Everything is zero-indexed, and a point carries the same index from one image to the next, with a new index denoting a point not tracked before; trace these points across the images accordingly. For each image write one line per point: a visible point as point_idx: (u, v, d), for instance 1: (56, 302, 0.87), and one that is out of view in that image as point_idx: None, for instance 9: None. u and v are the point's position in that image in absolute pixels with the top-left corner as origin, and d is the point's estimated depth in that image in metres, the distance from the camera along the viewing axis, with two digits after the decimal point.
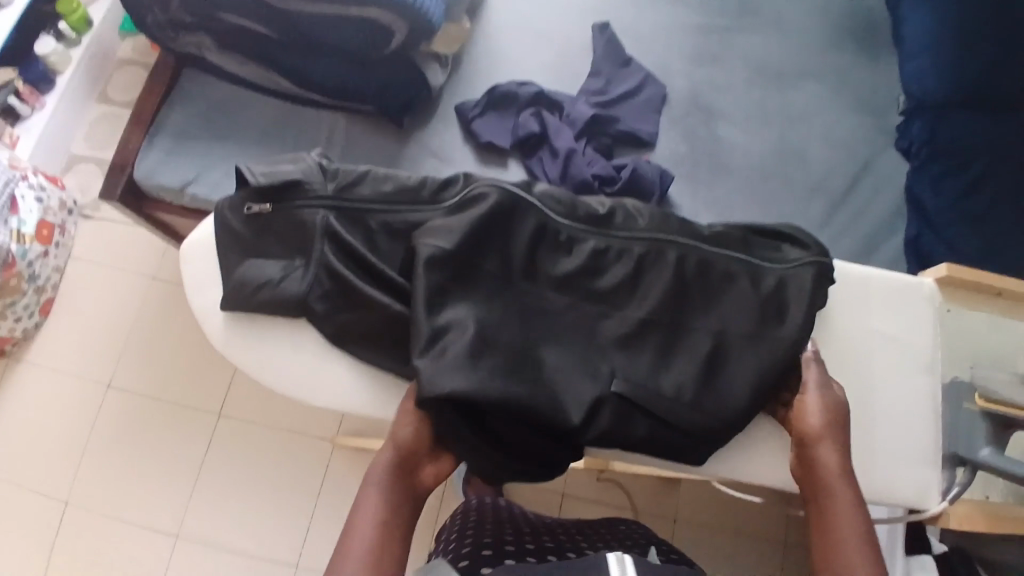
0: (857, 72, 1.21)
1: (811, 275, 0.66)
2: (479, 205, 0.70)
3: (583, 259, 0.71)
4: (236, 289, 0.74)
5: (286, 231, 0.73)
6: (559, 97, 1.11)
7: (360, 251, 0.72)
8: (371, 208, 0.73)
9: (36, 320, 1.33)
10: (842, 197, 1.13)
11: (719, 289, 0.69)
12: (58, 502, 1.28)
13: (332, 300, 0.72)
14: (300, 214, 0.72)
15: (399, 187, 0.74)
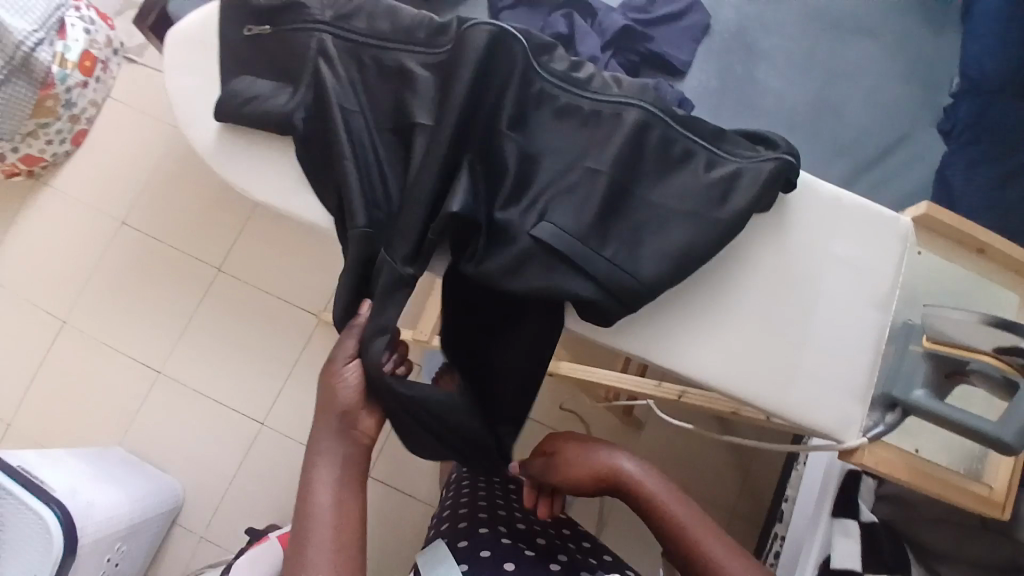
0: (920, 39, 1.13)
1: (771, 168, 0.62)
2: (468, 41, 0.63)
3: (548, 111, 0.65)
4: (227, 100, 0.68)
5: (281, 54, 0.68)
6: (595, 4, 1.07)
7: (345, 80, 0.66)
8: (359, 39, 0.67)
9: (66, 148, 1.39)
10: (868, 165, 1.08)
11: (684, 170, 0.64)
12: (58, 320, 1.36)
13: (315, 125, 0.67)
14: (294, 35, 0.68)
15: (394, 25, 0.67)
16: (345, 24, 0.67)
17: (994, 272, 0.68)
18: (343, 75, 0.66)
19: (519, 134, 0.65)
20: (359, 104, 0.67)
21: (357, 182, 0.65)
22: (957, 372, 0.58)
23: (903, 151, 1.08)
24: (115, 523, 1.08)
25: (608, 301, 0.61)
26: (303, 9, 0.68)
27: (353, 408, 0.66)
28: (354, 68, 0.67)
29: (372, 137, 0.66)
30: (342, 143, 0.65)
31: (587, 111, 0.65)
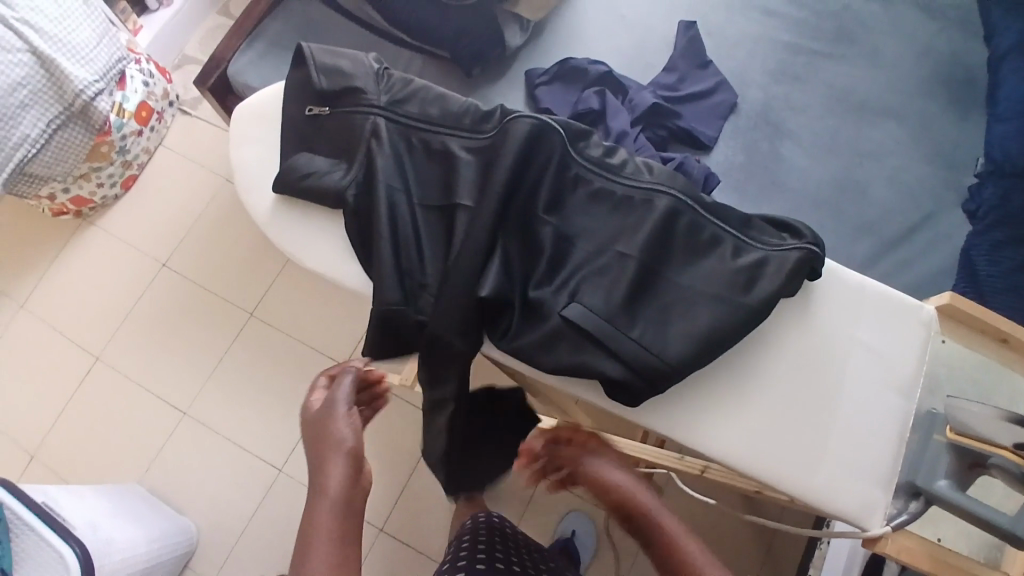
0: (944, 123, 1.15)
1: (795, 257, 0.64)
2: (512, 133, 0.68)
3: (581, 195, 0.69)
4: (286, 174, 0.73)
5: (336, 132, 0.74)
6: (626, 82, 1.13)
7: (392, 160, 0.71)
8: (411, 122, 0.72)
9: (116, 191, 1.47)
10: (892, 244, 1.08)
11: (713, 255, 0.67)
12: (92, 356, 1.41)
13: (367, 203, 0.70)
14: (351, 116, 0.73)
15: (443, 110, 0.73)
16: (399, 109, 0.72)
17: (1018, 362, 0.69)
18: (390, 153, 0.71)
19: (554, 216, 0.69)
20: (406, 181, 0.71)
21: (401, 256, 0.69)
22: (977, 464, 0.59)
23: (929, 230, 1.09)
24: (130, 564, 1.08)
25: (638, 381, 0.63)
26: (362, 94, 0.73)
27: (359, 451, 0.72)
28: (400, 147, 0.72)
29: (414, 213, 0.70)
30: (382, 218, 0.69)
31: (620, 196, 0.69)
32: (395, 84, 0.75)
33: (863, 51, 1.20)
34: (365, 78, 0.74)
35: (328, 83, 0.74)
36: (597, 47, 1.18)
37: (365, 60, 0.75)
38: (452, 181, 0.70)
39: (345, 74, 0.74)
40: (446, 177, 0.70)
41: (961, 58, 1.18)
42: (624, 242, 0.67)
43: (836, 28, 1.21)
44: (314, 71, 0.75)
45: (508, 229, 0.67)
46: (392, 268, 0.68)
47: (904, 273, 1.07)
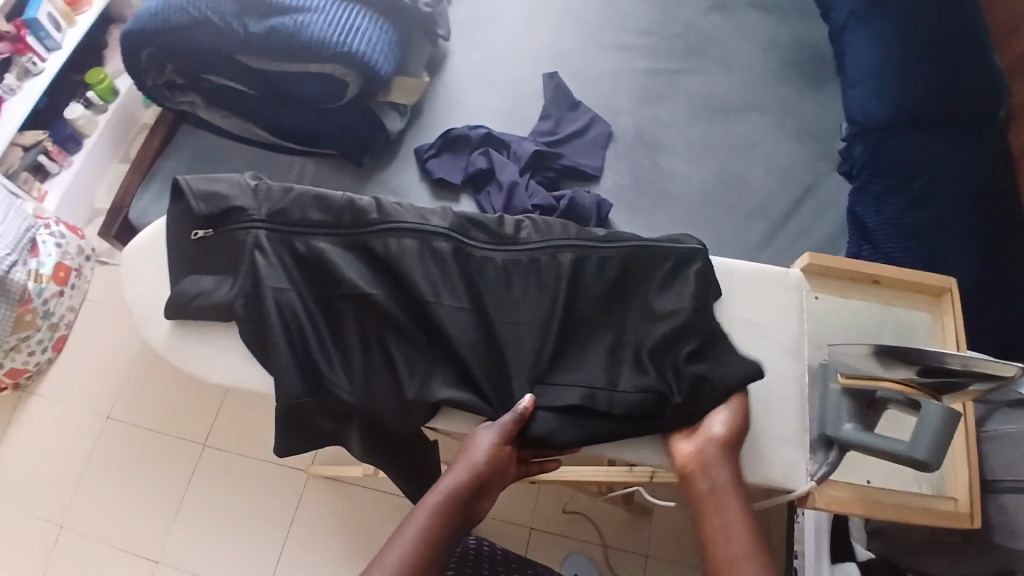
0: (798, 105, 1.27)
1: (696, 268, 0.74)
2: (401, 234, 0.75)
3: (478, 268, 0.76)
4: (176, 299, 0.78)
5: (222, 250, 0.78)
6: (507, 138, 1.21)
7: (291, 272, 0.76)
8: (297, 230, 0.76)
9: (49, 355, 1.46)
10: (783, 219, 1.16)
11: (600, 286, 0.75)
12: (53, 525, 1.36)
13: (251, 308, 0.75)
14: (233, 233, 0.77)
15: (324, 210, 0.77)
16: (282, 220, 0.77)
17: (893, 297, 0.80)
18: (275, 260, 0.75)
19: (451, 281, 0.75)
20: (303, 283, 0.76)
21: (312, 353, 0.74)
22: (871, 401, 0.66)
23: (812, 200, 1.18)
24: None
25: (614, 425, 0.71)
26: (244, 211, 0.77)
27: (485, 480, 0.67)
28: (290, 256, 0.76)
29: (317, 317, 0.75)
30: (273, 321, 0.73)
31: (523, 260, 0.76)
32: (272, 193, 0.79)
33: (712, 59, 1.32)
34: (242, 194, 0.78)
35: (209, 205, 0.77)
36: (475, 113, 1.27)
37: (240, 179, 0.80)
38: (349, 277, 0.75)
39: (224, 195, 0.78)
40: (337, 276, 0.75)
41: (797, 46, 1.33)
42: (524, 300, 0.75)
43: (683, 46, 1.34)
44: (191, 197, 0.77)
45: (417, 314, 0.75)
46: (297, 366, 0.73)
47: (803, 242, 1.14)
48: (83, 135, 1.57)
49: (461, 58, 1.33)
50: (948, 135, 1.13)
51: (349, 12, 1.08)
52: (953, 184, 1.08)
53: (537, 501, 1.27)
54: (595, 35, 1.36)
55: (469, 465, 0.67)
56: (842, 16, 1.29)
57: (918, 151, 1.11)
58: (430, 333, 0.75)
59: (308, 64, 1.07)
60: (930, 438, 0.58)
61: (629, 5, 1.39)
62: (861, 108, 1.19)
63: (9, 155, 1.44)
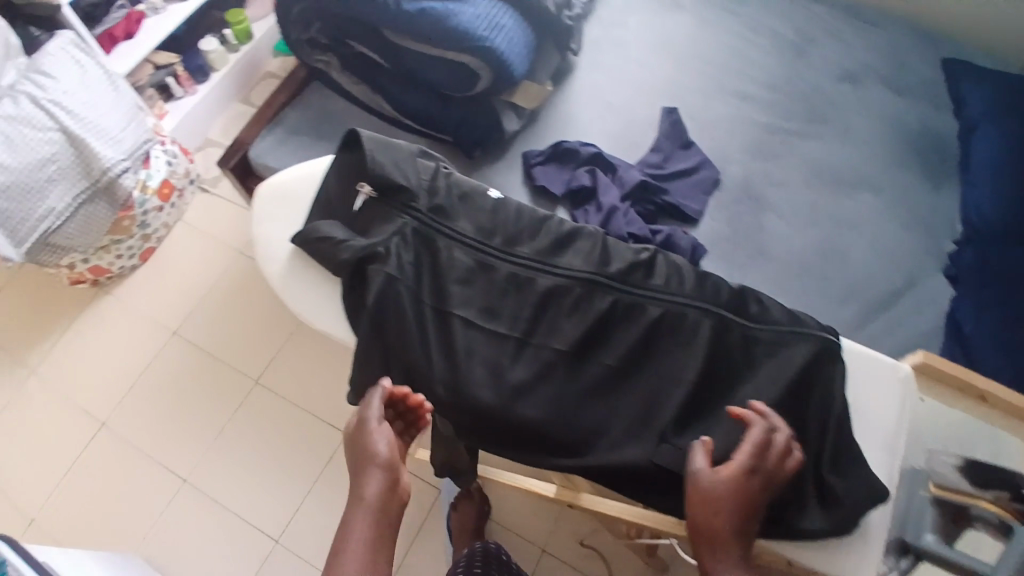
0: (914, 195, 1.23)
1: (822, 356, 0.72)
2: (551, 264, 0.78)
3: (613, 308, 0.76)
4: (308, 235, 0.81)
5: (373, 217, 0.82)
6: (615, 161, 1.21)
7: (434, 271, 0.79)
8: (451, 232, 0.80)
9: (133, 263, 1.54)
10: (878, 307, 1.14)
11: (734, 359, 0.74)
12: (97, 422, 1.43)
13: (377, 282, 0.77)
14: (391, 210, 0.81)
15: (491, 228, 0.81)
16: (433, 214, 0.81)
17: (1000, 421, 0.81)
18: (415, 254, 0.80)
19: (578, 316, 0.76)
20: (427, 274, 0.79)
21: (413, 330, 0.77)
22: (959, 516, 0.68)
23: (909, 294, 1.15)
24: None
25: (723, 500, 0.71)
26: (408, 195, 0.81)
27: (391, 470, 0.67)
28: (436, 254, 0.80)
29: (449, 320, 0.77)
30: (404, 307, 0.77)
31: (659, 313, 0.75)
32: (435, 187, 0.84)
33: (835, 128, 1.29)
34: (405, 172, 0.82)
35: (380, 176, 0.81)
36: (589, 130, 1.28)
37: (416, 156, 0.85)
38: (479, 286, 0.79)
39: (391, 171, 0.82)
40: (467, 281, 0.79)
41: (924, 134, 1.28)
42: (640, 347, 0.75)
43: (807, 109, 1.30)
44: (372, 160, 0.81)
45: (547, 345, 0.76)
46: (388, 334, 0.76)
47: (893, 335, 1.11)
48: (212, 68, 1.63)
49: (586, 73, 1.33)
50: None
51: (498, 9, 1.08)
52: None
53: (558, 522, 1.26)
54: (719, 79, 1.32)
55: (361, 507, 0.64)
56: (974, 115, 1.24)
57: None
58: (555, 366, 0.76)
59: (446, 51, 1.08)
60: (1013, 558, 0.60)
61: (760, 56, 1.36)
62: (977, 213, 1.15)
63: (140, 70, 1.53)
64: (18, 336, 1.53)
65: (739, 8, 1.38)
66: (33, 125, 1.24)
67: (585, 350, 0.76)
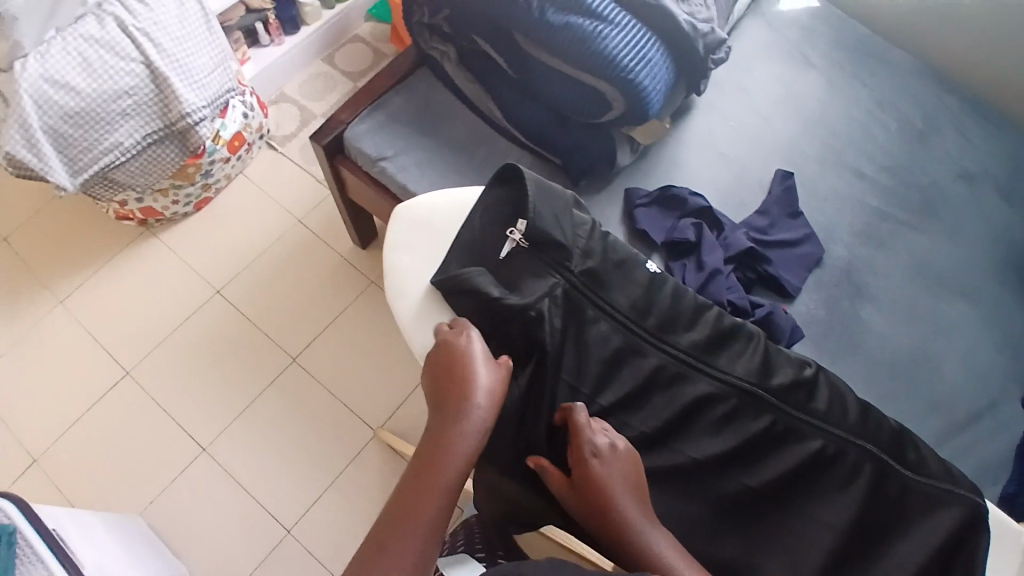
0: (1020, 315, 1.16)
1: (964, 522, 0.71)
2: (710, 367, 0.80)
3: (766, 429, 0.78)
4: (451, 280, 0.82)
5: (523, 272, 0.84)
6: (722, 219, 1.16)
7: (587, 347, 0.81)
8: (614, 311, 0.82)
9: (187, 210, 1.49)
10: (959, 427, 1.08)
11: (886, 503, 0.75)
12: (122, 370, 1.37)
13: (528, 348, 0.80)
14: (542, 270, 0.83)
15: (654, 314, 0.83)
16: (586, 282, 0.82)
17: None
18: (564, 322, 0.82)
19: (730, 426, 0.79)
20: (585, 348, 0.81)
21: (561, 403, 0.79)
22: None
23: (993, 418, 1.08)
24: None
25: None
26: (563, 254, 0.83)
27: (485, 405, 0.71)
28: (585, 323, 0.82)
29: (598, 400, 0.80)
30: (548, 379, 0.79)
31: (815, 445, 0.77)
32: (590, 251, 0.85)
33: (946, 228, 1.23)
34: (558, 226, 0.84)
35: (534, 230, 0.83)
36: (696, 178, 1.23)
37: (569, 206, 0.87)
38: (633, 372, 0.81)
39: (545, 224, 0.84)
40: (620, 363, 0.81)
41: None
42: (789, 475, 0.76)
43: (920, 202, 1.25)
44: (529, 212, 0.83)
45: (691, 453, 0.78)
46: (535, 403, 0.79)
47: (969, 460, 1.05)
48: (304, 22, 1.61)
49: (701, 119, 1.29)
50: None
51: (644, 38, 1.01)
52: None
53: None
54: (838, 153, 1.29)
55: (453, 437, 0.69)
56: None
57: None
58: (696, 470, 0.77)
59: (583, 73, 1.00)
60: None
61: (882, 136, 1.30)
62: None
63: (232, 11, 1.48)
64: (56, 264, 1.48)
65: (871, 81, 1.36)
66: (117, 51, 1.17)
67: (734, 461, 0.78)
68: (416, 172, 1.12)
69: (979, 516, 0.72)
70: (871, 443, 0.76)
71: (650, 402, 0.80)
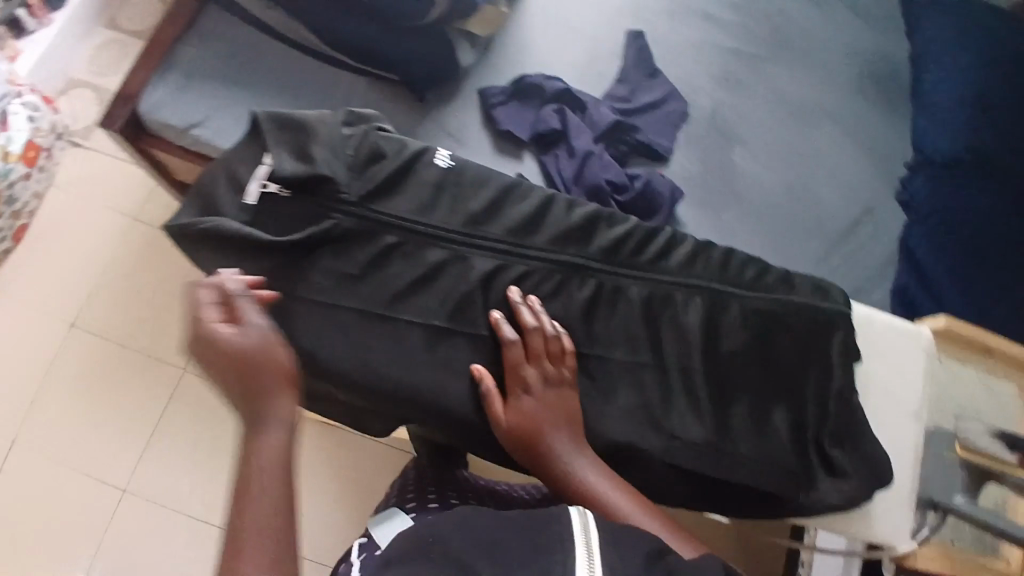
0: (876, 120, 1.21)
1: (811, 320, 0.66)
2: (521, 245, 0.66)
3: (595, 294, 0.66)
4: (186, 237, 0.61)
5: (287, 220, 0.61)
6: (583, 97, 1.11)
7: (384, 280, 0.62)
8: (401, 220, 0.63)
9: (7, 246, 1.27)
10: (839, 240, 1.13)
11: (728, 328, 0.65)
12: (6, 440, 1.22)
13: (316, 308, 0.61)
14: (311, 209, 0.61)
15: (461, 206, 0.65)
16: (369, 202, 0.62)
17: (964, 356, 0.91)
18: (353, 260, 0.62)
19: (556, 302, 0.65)
20: (386, 277, 0.62)
21: (368, 340, 0.62)
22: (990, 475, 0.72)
23: (868, 224, 1.15)
24: None
25: (757, 499, 0.64)
26: (332, 186, 0.61)
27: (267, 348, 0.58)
28: (378, 249, 0.62)
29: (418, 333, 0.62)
30: (351, 337, 0.61)
31: (653, 292, 0.65)
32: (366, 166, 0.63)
33: (798, 52, 1.23)
34: (325, 150, 0.61)
35: (293, 168, 0.60)
36: (547, 58, 1.15)
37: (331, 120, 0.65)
38: (450, 280, 0.64)
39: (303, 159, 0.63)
40: (428, 278, 0.63)
41: (881, 55, 1.25)
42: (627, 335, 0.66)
43: (771, 31, 1.24)
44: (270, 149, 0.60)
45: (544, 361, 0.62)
46: (329, 345, 0.61)
47: (856, 267, 1.12)
48: None
49: None
50: (1000, 188, 1.16)
51: None
52: (1000, 242, 1.14)
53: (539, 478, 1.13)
54: None
55: (262, 424, 0.55)
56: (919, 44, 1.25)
57: (970, 202, 1.15)
58: None
59: None
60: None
61: None
62: (937, 144, 1.18)
63: None
64: None
65: None
66: None
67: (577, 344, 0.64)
68: (237, 128, 0.99)
69: (813, 314, 0.66)
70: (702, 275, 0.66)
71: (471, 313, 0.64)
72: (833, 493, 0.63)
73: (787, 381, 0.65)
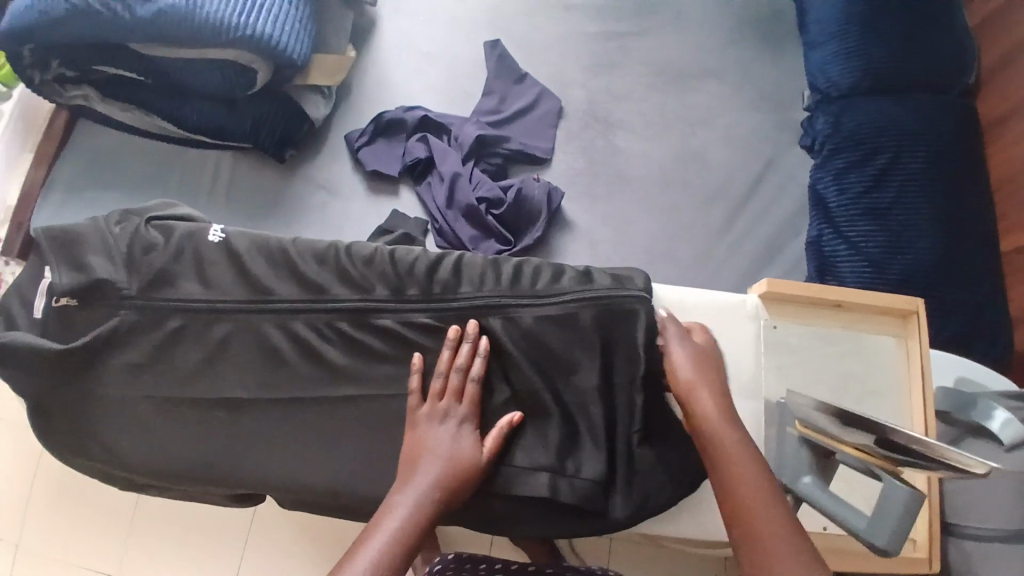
0: (762, 69, 1.16)
1: (613, 318, 0.61)
2: (307, 302, 0.63)
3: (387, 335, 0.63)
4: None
5: (79, 326, 0.63)
6: (446, 120, 1.10)
7: (172, 363, 0.63)
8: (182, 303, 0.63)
9: None
10: (740, 203, 1.08)
11: (521, 343, 0.62)
12: None
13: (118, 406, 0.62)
14: (101, 310, 0.63)
15: (243, 275, 0.64)
16: (148, 292, 0.63)
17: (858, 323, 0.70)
18: (141, 350, 0.63)
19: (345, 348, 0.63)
20: (177, 360, 0.63)
21: (168, 425, 0.63)
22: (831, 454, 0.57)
23: (770, 179, 1.09)
24: None
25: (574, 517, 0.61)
26: (111, 287, 0.63)
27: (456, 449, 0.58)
28: (163, 333, 0.63)
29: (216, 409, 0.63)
30: (154, 426, 0.62)
31: (450, 318, 0.63)
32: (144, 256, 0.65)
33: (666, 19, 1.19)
34: (99, 255, 0.63)
35: (71, 279, 0.62)
36: (410, 88, 1.15)
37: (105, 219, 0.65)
38: (237, 351, 0.63)
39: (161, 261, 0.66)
40: (216, 352, 0.63)
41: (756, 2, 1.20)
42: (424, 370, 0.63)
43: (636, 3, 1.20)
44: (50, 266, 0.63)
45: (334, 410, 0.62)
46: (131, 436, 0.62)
47: (762, 226, 1.07)
48: None
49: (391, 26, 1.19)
50: (914, 100, 1.02)
51: None
52: (923, 162, 0.98)
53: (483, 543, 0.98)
54: None
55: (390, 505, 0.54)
56: None
57: (882, 121, 1.00)
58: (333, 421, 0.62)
59: (206, 49, 0.89)
60: (890, 523, 0.51)
61: None
62: (831, 67, 1.06)
63: None
64: None
65: None
66: None
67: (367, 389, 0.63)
68: None
69: (615, 313, 0.61)
70: (495, 292, 0.62)
71: (260, 378, 0.63)
72: (626, 504, 0.60)
73: (599, 387, 0.61)
